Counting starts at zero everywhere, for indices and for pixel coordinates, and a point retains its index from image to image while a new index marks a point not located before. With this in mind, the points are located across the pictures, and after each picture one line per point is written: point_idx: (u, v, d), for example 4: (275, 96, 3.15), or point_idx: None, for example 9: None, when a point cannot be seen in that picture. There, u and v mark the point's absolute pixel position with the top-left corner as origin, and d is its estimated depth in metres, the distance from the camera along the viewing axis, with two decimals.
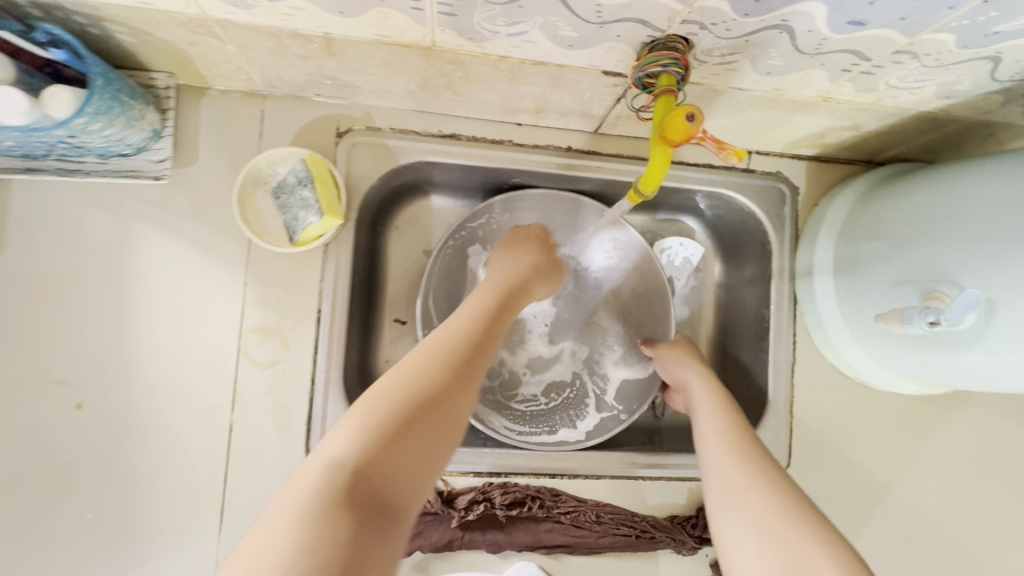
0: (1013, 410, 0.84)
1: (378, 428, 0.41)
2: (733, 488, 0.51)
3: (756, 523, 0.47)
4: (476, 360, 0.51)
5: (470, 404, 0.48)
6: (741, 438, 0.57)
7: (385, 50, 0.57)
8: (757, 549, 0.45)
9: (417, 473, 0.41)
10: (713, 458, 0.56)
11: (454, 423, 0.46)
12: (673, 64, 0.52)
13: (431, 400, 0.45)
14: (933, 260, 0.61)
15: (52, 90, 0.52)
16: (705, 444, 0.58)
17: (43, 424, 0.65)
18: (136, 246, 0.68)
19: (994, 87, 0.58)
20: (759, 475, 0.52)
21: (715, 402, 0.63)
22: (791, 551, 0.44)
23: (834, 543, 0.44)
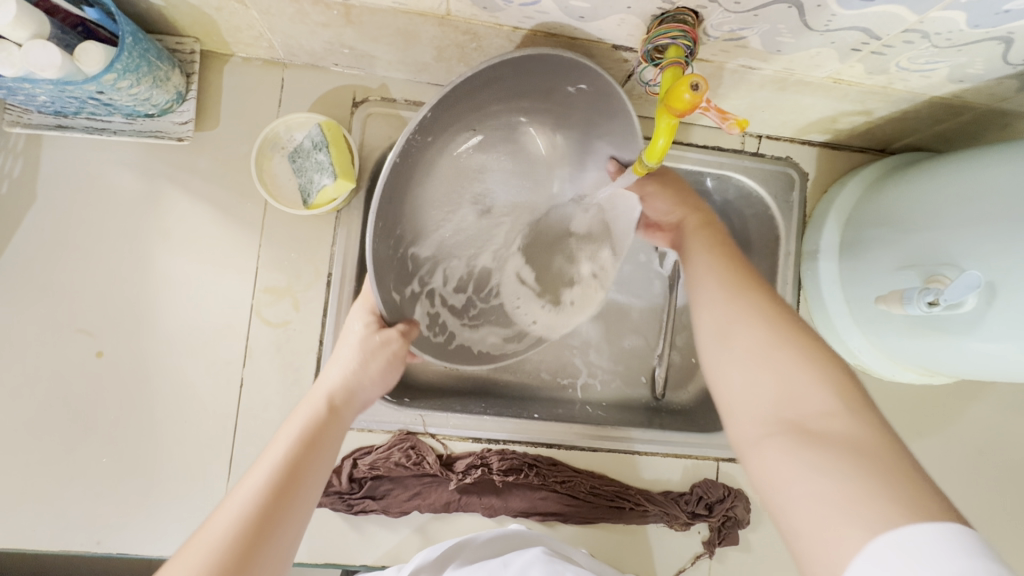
0: (1020, 407, 0.83)
1: None
2: (725, 324, 0.48)
3: (748, 357, 0.45)
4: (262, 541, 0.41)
5: None
6: (734, 272, 0.51)
7: (401, 19, 0.59)
8: (750, 384, 0.44)
9: None
10: (702, 290, 0.52)
11: None
12: (682, 37, 0.52)
13: None
14: (937, 242, 0.61)
15: (85, 46, 0.54)
16: (695, 280, 0.53)
17: (64, 369, 0.68)
18: (159, 204, 0.71)
19: (1007, 71, 0.58)
20: (751, 306, 0.48)
21: (707, 237, 0.57)
22: (786, 385, 0.42)
23: (835, 381, 0.41)
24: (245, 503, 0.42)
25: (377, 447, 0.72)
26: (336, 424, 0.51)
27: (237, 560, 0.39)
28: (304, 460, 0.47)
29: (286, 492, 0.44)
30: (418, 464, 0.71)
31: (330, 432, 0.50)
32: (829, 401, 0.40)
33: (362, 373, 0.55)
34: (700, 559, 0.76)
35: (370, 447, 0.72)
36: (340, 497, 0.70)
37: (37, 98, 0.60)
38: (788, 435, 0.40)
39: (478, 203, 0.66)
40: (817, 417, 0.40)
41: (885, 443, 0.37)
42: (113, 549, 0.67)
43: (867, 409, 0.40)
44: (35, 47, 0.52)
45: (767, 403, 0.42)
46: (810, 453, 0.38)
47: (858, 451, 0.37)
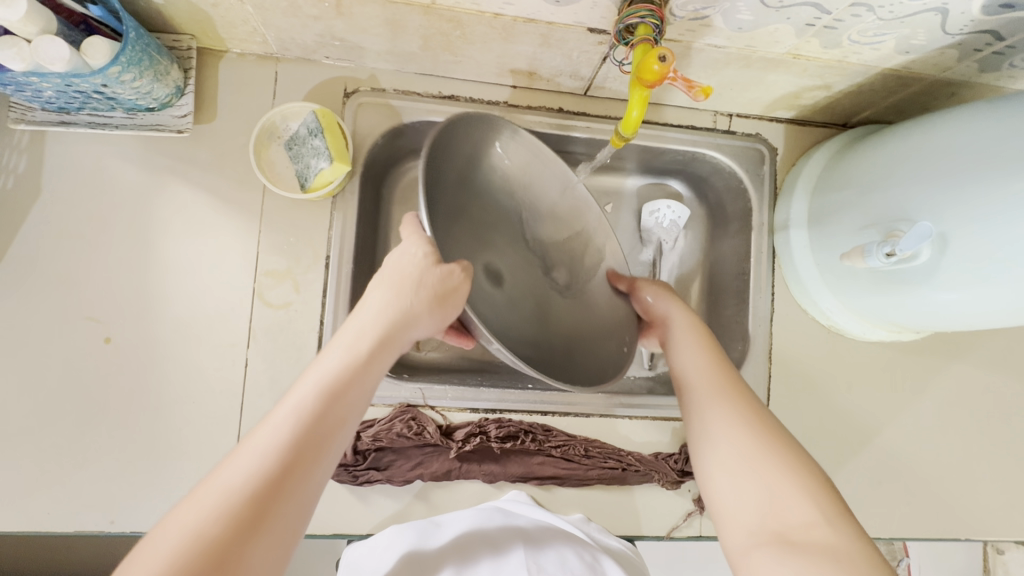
0: (985, 360, 0.88)
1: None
2: (714, 425, 0.53)
3: (733, 454, 0.50)
4: (308, 451, 0.42)
5: (277, 528, 0.39)
6: (723, 375, 0.57)
7: (389, 9, 0.63)
8: (739, 492, 0.48)
9: None
10: (696, 392, 0.56)
11: (257, 554, 0.37)
12: (649, 16, 0.56)
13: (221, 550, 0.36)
14: (895, 201, 0.66)
15: (91, 41, 0.58)
16: (686, 382, 0.58)
17: (73, 356, 0.71)
18: (160, 196, 0.74)
19: (947, 41, 0.63)
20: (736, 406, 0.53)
21: (698, 337, 0.61)
22: (772, 493, 0.46)
23: (812, 488, 0.46)
24: (274, 437, 0.42)
25: (379, 420, 0.75)
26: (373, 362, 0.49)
27: (257, 498, 0.39)
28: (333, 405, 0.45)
29: (306, 434, 0.43)
30: (419, 434, 0.75)
31: (363, 371, 0.48)
32: (810, 511, 0.44)
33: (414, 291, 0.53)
34: (692, 515, 0.79)
35: (371, 420, 0.75)
36: (345, 468, 0.73)
37: (43, 93, 0.62)
38: (775, 547, 0.43)
39: (492, 274, 0.67)
40: (801, 531, 0.43)
41: (866, 553, 0.41)
42: (126, 528, 0.69)
43: (836, 514, 0.44)
44: (44, 42, 0.55)
45: (756, 518, 0.46)
46: (791, 562, 0.42)
47: (838, 561, 0.40)
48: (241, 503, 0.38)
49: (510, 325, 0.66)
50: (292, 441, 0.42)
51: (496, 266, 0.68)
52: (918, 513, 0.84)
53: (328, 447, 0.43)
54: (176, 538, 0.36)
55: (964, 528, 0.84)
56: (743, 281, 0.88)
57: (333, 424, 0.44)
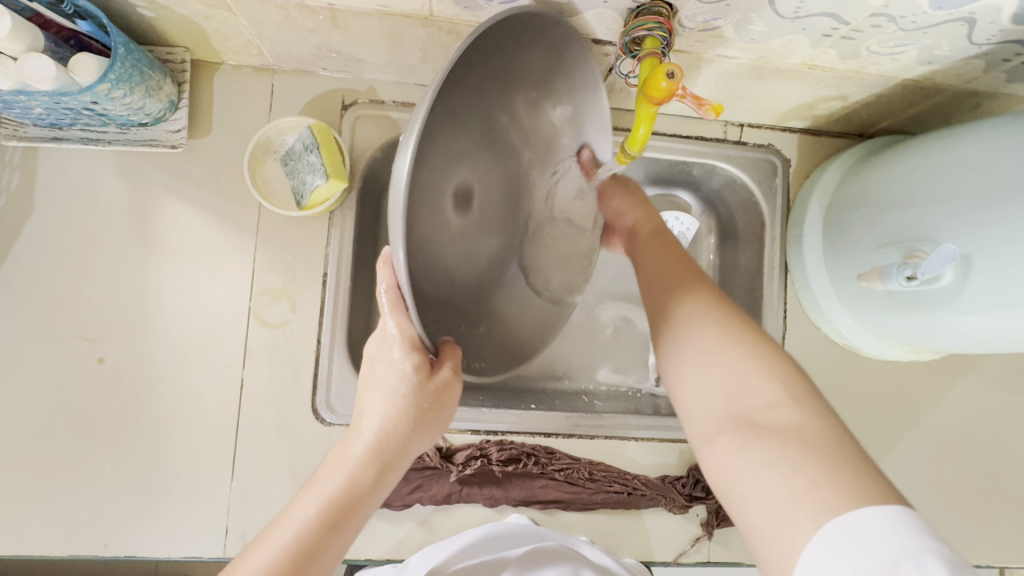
0: (1007, 379, 0.84)
1: None
2: (679, 323, 0.52)
3: (698, 352, 0.49)
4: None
5: None
6: (684, 271, 0.55)
7: (386, 21, 0.60)
8: (703, 384, 0.48)
9: None
10: (660, 292, 0.55)
11: None
12: (658, 28, 0.54)
13: None
14: (915, 219, 0.62)
15: (79, 58, 0.56)
16: (650, 282, 0.57)
17: (67, 376, 0.69)
18: (154, 212, 0.72)
19: (973, 51, 0.60)
20: (699, 300, 0.52)
21: (660, 240, 0.60)
22: (735, 375, 0.46)
23: (773, 368, 0.45)
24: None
25: None
26: (371, 485, 0.46)
27: None
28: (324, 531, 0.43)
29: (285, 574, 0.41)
30: (419, 457, 0.73)
31: (358, 495, 0.46)
32: (772, 393, 0.44)
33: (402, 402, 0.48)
34: (700, 541, 0.77)
35: None
36: None
37: (32, 110, 0.61)
38: (740, 430, 0.43)
39: (460, 194, 0.53)
40: (766, 411, 0.43)
41: (826, 427, 0.41)
42: (119, 553, 0.68)
43: (800, 386, 0.44)
44: (30, 60, 0.53)
45: (719, 404, 0.46)
46: (756, 446, 0.41)
47: (801, 440, 0.40)
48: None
49: (471, 275, 0.55)
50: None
51: (467, 185, 0.53)
52: None
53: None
54: None
55: (983, 555, 0.81)
56: (754, 297, 0.85)
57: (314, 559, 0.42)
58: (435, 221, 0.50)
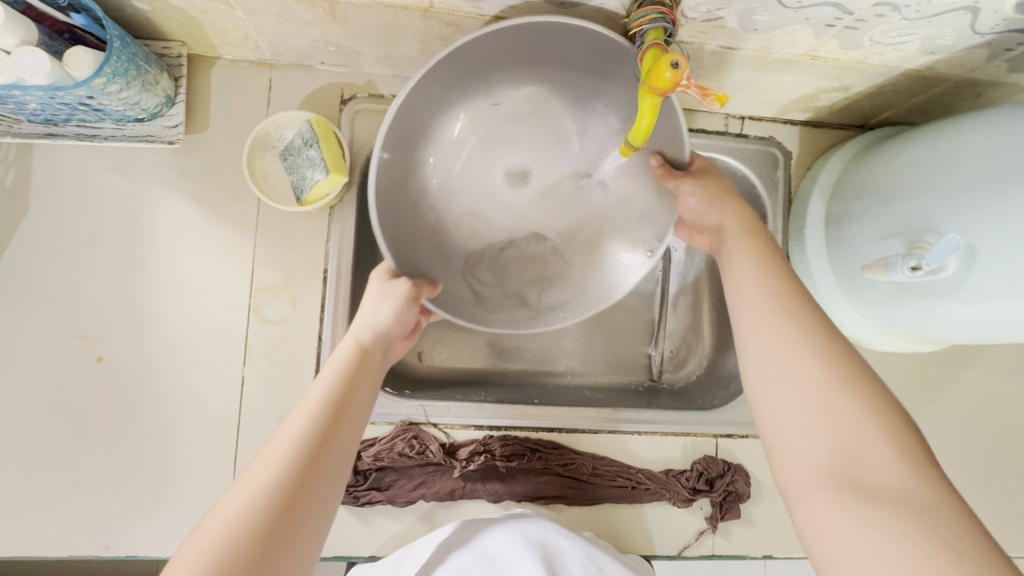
0: (1008, 370, 0.85)
1: None
2: (779, 355, 0.46)
3: (802, 390, 0.44)
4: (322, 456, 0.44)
5: (297, 533, 0.40)
6: (784, 293, 0.50)
7: (386, 13, 0.60)
8: (801, 426, 0.43)
9: None
10: (754, 314, 0.49)
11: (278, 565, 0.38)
12: (660, 19, 0.53)
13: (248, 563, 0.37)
14: (920, 209, 0.62)
15: (74, 51, 0.55)
16: (741, 303, 0.51)
17: (65, 376, 0.69)
18: (152, 209, 0.71)
19: (977, 41, 0.59)
20: (803, 334, 0.46)
21: (754, 251, 0.54)
22: (845, 424, 0.41)
23: (889, 422, 0.41)
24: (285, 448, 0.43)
25: (380, 439, 0.72)
26: (349, 398, 0.48)
27: (278, 504, 0.40)
28: (322, 439, 0.44)
29: (322, 434, 0.45)
30: (422, 453, 0.72)
31: (346, 397, 0.48)
32: (885, 452, 0.39)
33: (382, 314, 0.56)
34: (704, 534, 0.77)
35: (372, 439, 0.72)
36: (346, 489, 0.71)
37: (27, 106, 0.60)
38: (844, 487, 0.39)
39: (517, 172, 0.74)
40: (875, 471, 0.39)
41: (944, 501, 0.37)
42: (122, 553, 0.67)
43: (913, 443, 0.40)
44: (23, 54, 0.52)
45: (823, 453, 0.41)
46: (863, 508, 0.38)
47: (922, 514, 0.36)
48: (243, 543, 0.38)
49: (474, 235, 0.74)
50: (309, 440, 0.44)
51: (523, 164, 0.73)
52: None
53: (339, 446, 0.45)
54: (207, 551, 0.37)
55: None
56: None
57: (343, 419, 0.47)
58: (485, 183, 0.74)
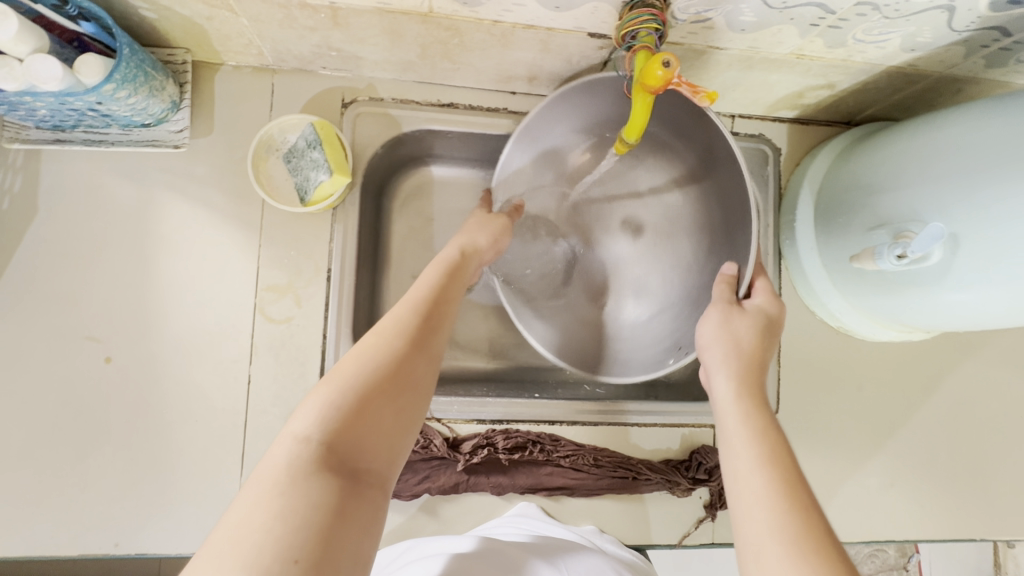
0: (996, 358, 0.87)
1: (344, 403, 0.41)
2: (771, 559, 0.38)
3: None
4: (433, 327, 0.50)
5: (418, 378, 0.46)
6: (784, 473, 0.43)
7: (386, 18, 0.62)
8: None
9: (381, 441, 0.41)
10: (747, 503, 0.42)
11: (409, 399, 0.44)
12: (651, 20, 0.55)
13: (384, 384, 0.43)
14: (904, 201, 0.65)
15: (84, 58, 0.57)
16: (734, 483, 0.45)
17: (73, 377, 0.70)
18: (158, 211, 0.73)
19: (954, 38, 0.62)
20: (808, 535, 0.39)
21: (750, 427, 0.48)
22: None
23: None
24: (401, 313, 0.50)
25: None
26: (449, 295, 0.55)
27: (405, 348, 0.46)
28: (430, 316, 0.51)
29: (432, 309, 0.52)
30: (426, 447, 0.74)
31: (448, 293, 0.55)
32: None
33: (472, 234, 0.66)
34: (703, 522, 0.78)
35: None
36: None
37: (37, 111, 0.62)
38: None
39: (630, 225, 0.82)
40: None
41: None
42: (131, 550, 0.68)
43: None
44: (36, 61, 0.54)
45: None
46: None
47: None
48: (374, 375, 0.43)
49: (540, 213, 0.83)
50: (421, 311, 0.51)
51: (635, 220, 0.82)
52: (933, 515, 0.83)
53: (446, 325, 0.52)
54: (350, 372, 0.43)
55: (977, 528, 0.84)
56: None
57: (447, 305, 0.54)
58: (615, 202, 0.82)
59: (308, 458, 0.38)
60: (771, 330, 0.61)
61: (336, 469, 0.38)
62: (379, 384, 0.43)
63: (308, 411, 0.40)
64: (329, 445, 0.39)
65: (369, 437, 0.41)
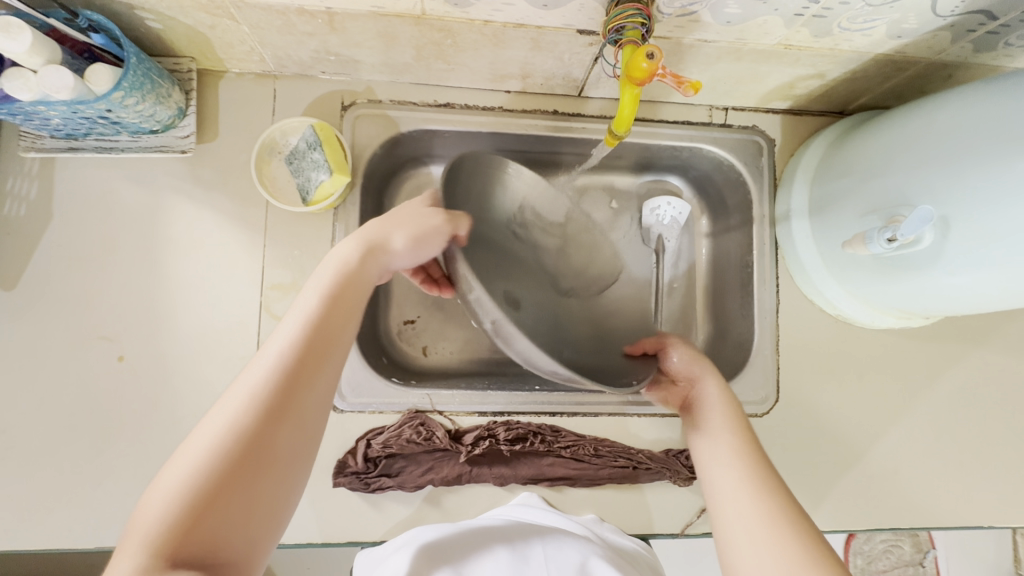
0: (998, 343, 0.87)
1: (191, 498, 0.40)
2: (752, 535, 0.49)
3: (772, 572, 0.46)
4: (302, 376, 0.46)
5: (280, 449, 0.44)
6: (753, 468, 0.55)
7: (381, 22, 0.64)
8: None
9: (234, 528, 0.40)
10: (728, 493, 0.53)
11: (266, 473, 0.43)
12: (637, 15, 0.56)
13: (237, 467, 0.42)
14: (895, 186, 0.65)
15: (94, 68, 0.60)
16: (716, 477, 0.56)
17: (87, 376, 0.72)
18: (167, 214, 0.75)
19: (940, 24, 0.63)
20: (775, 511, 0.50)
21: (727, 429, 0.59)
22: None
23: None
24: (267, 368, 0.46)
25: (389, 427, 0.76)
26: (324, 346, 0.49)
27: (262, 416, 0.44)
28: (300, 364, 0.47)
29: (305, 354, 0.47)
30: (429, 439, 0.75)
31: (327, 325, 0.49)
32: None
33: (383, 235, 0.57)
34: (706, 511, 0.79)
35: (381, 427, 0.76)
36: (357, 476, 0.74)
37: (51, 121, 0.65)
38: None
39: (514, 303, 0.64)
40: None
41: None
42: None
43: None
44: (48, 72, 0.57)
45: None
46: None
47: None
48: (218, 464, 0.41)
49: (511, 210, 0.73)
50: (291, 359, 0.47)
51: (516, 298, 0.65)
52: (939, 503, 0.83)
53: (322, 365, 0.48)
54: (198, 457, 0.42)
55: (986, 515, 0.83)
56: (747, 275, 0.87)
57: (325, 339, 0.49)
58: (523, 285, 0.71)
59: (153, 560, 0.38)
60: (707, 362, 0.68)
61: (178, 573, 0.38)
62: (227, 470, 0.41)
63: (156, 506, 0.40)
64: (171, 547, 0.38)
65: (216, 534, 0.40)
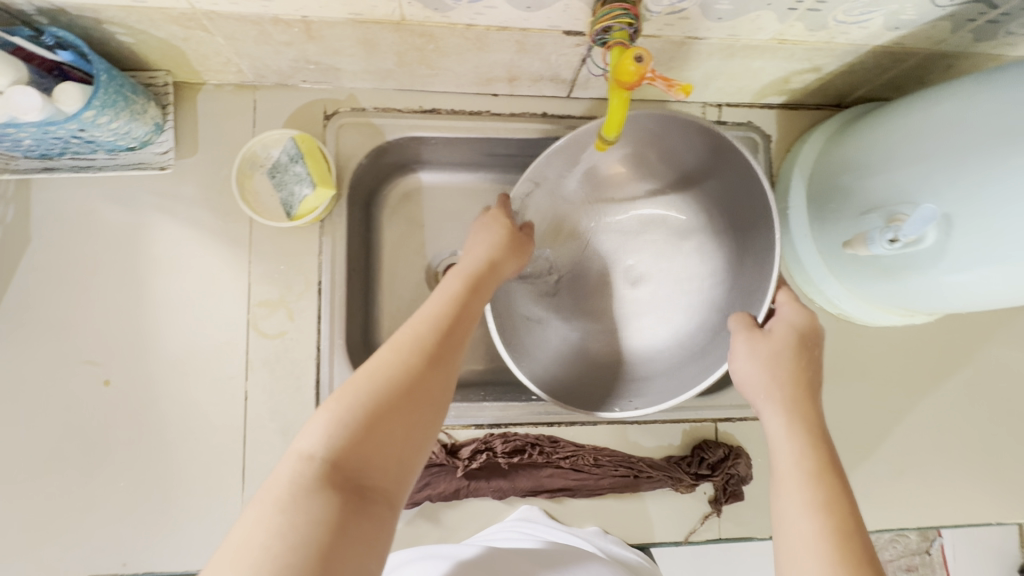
0: (1004, 338, 0.85)
1: (349, 421, 0.42)
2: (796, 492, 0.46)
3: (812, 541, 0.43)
4: (453, 340, 0.50)
5: (435, 394, 0.46)
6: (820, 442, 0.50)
7: (359, 29, 0.61)
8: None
9: (387, 458, 0.42)
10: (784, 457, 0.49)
11: (421, 413, 0.44)
12: (624, 15, 0.54)
13: (399, 403, 0.43)
14: (895, 182, 0.63)
15: (62, 87, 0.58)
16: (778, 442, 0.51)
17: (74, 401, 0.71)
18: (149, 233, 0.73)
19: (939, 14, 0.60)
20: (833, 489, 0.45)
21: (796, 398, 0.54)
22: None
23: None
24: (422, 325, 0.50)
25: None
26: (460, 336, 0.51)
27: (422, 364, 0.46)
28: (452, 331, 0.50)
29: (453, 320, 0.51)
30: None
31: (470, 310, 0.54)
32: None
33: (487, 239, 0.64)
34: (709, 518, 0.77)
35: None
36: None
37: (22, 142, 0.62)
38: None
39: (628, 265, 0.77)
40: None
41: None
42: (138, 570, 0.69)
43: None
44: (15, 93, 0.55)
45: None
46: None
47: None
48: (394, 388, 0.44)
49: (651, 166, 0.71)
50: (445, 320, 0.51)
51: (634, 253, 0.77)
52: (948, 502, 0.82)
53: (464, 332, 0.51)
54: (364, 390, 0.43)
55: (994, 513, 0.82)
56: None
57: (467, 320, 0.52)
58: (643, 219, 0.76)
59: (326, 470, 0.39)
60: (807, 343, 0.58)
61: (340, 487, 0.39)
62: (389, 403, 0.43)
63: (307, 441, 0.41)
64: (329, 466, 0.40)
65: (375, 458, 0.41)
